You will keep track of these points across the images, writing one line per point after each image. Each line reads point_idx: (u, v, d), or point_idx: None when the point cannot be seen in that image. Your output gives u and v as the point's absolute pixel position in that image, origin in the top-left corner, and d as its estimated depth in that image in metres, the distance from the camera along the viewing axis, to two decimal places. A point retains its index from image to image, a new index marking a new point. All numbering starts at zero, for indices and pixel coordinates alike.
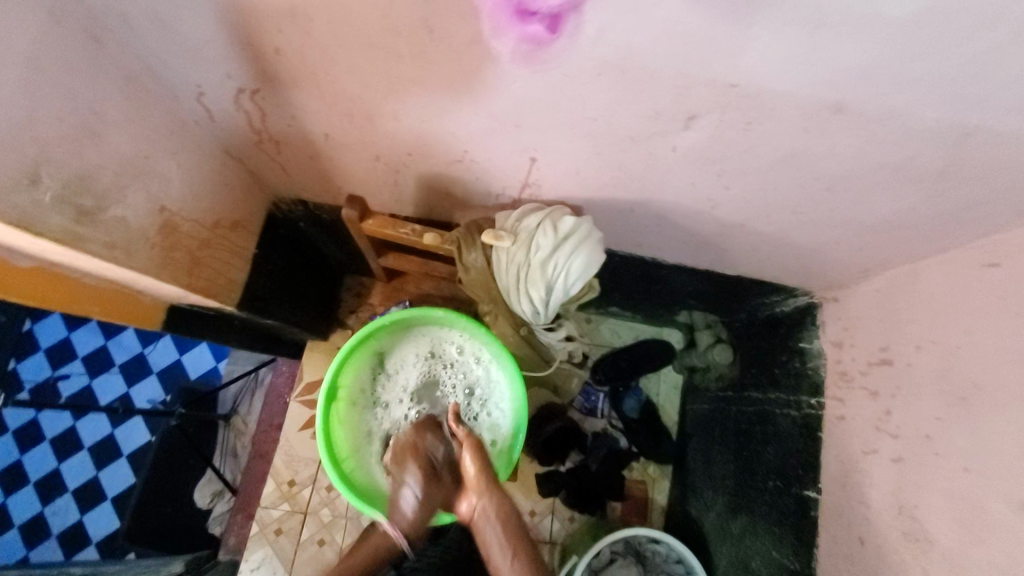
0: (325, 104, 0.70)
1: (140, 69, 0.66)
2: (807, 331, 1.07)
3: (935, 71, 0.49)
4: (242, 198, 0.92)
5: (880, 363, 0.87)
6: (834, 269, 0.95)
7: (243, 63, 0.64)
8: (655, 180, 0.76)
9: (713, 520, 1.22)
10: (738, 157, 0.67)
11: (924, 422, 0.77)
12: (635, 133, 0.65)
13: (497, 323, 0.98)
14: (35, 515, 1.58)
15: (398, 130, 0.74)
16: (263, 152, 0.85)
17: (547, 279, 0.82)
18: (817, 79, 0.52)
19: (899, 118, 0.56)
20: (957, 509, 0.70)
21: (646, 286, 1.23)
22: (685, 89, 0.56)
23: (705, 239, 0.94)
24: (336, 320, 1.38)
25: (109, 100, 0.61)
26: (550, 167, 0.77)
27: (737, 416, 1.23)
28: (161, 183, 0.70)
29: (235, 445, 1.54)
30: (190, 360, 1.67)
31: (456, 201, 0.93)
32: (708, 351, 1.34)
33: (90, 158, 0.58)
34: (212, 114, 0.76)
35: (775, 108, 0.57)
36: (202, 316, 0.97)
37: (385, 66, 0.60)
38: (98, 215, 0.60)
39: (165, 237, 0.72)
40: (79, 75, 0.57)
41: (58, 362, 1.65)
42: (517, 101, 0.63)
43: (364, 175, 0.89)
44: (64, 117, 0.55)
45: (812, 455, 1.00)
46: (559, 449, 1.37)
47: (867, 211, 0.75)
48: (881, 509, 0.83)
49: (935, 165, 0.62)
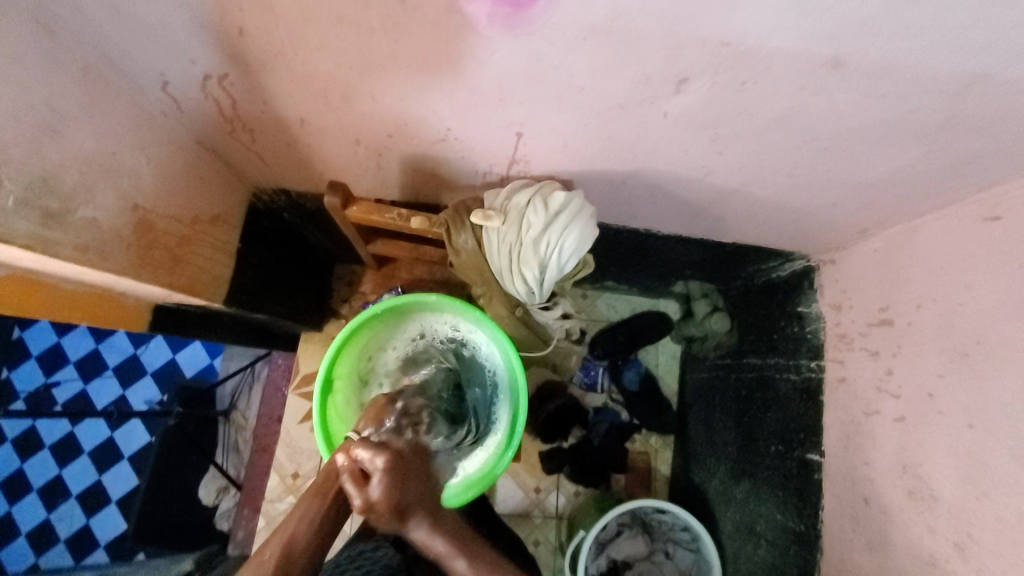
0: (297, 87, 0.67)
1: (97, 59, 0.62)
2: (805, 295, 1.06)
3: (938, 18, 0.46)
4: (221, 191, 0.89)
5: (880, 324, 0.86)
6: (831, 231, 0.93)
7: (205, 46, 0.60)
8: (647, 149, 0.74)
9: (717, 485, 1.23)
10: (732, 120, 0.65)
11: (927, 379, 0.76)
12: (625, 100, 0.62)
13: (492, 305, 0.96)
14: (40, 523, 1.57)
15: (377, 110, 0.71)
16: (238, 141, 0.82)
17: (540, 257, 0.78)
18: (814, 33, 0.49)
19: (898, 70, 0.53)
20: (961, 466, 0.69)
21: (640, 258, 1.22)
22: (676, 50, 0.53)
23: (700, 207, 0.92)
24: (329, 310, 1.35)
25: (67, 94, 0.57)
26: (537, 141, 0.74)
27: (737, 383, 1.23)
28: (132, 180, 0.67)
29: (236, 440, 1.51)
30: (185, 358, 1.64)
31: (442, 182, 0.90)
32: (705, 321, 1.32)
33: (51, 158, 0.55)
34: (179, 104, 0.72)
35: (769, 67, 0.54)
36: (190, 315, 0.94)
37: (358, 43, 0.57)
38: (65, 217, 0.57)
39: (141, 236, 0.69)
40: (32, 69, 0.53)
41: (50, 369, 1.62)
42: (501, 72, 0.59)
43: (346, 160, 0.86)
44: (18, 115, 0.51)
45: (813, 418, 1.00)
46: (560, 425, 1.37)
47: (865, 169, 0.73)
48: (885, 468, 0.83)
49: (934, 119, 0.60)
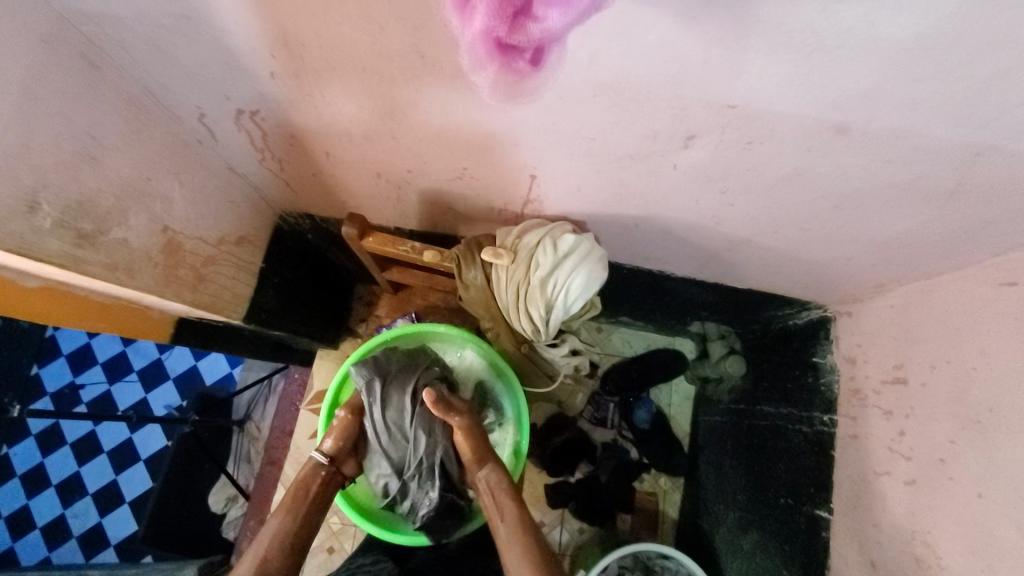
0: (322, 124, 0.71)
1: (138, 91, 0.67)
2: (820, 345, 1.05)
3: (943, 90, 0.47)
4: (248, 214, 0.93)
5: (894, 381, 0.84)
6: (847, 284, 0.92)
7: (239, 86, 0.65)
8: (658, 197, 0.75)
9: (724, 534, 1.19)
10: (741, 175, 0.65)
11: (938, 443, 0.74)
12: (634, 151, 0.64)
13: (499, 340, 0.96)
14: (55, 518, 1.61)
15: (396, 148, 0.74)
16: (266, 169, 0.86)
17: (546, 297, 0.80)
18: (819, 99, 0.50)
19: (906, 137, 0.53)
20: (968, 536, 0.67)
21: (655, 297, 1.22)
22: (682, 109, 0.55)
23: (714, 253, 0.92)
24: (346, 329, 1.38)
25: (108, 124, 0.61)
26: (550, 184, 0.76)
27: (751, 430, 1.19)
28: (164, 203, 0.71)
29: (249, 451, 1.57)
30: (206, 367, 1.71)
31: (459, 216, 0.93)
32: (721, 362, 1.32)
33: (89, 183, 0.59)
34: (213, 134, 0.77)
35: (775, 129, 0.55)
36: (211, 329, 0.97)
37: (380, 87, 0.60)
38: (98, 237, 0.61)
39: (168, 255, 0.73)
40: (78, 102, 0.58)
41: (78, 368, 1.69)
42: (513, 119, 0.61)
43: (367, 192, 0.89)
44: (62, 143, 0.55)
45: (825, 473, 0.97)
46: (567, 459, 1.35)
47: (878, 228, 0.73)
48: (893, 533, 0.80)
49: (946, 185, 0.60)
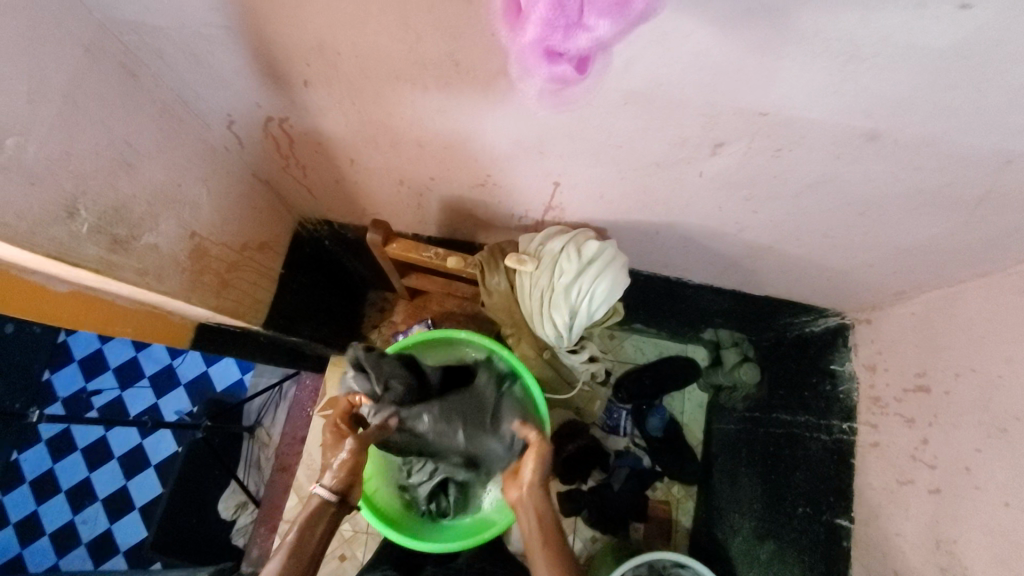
0: (350, 132, 0.71)
1: (171, 98, 0.67)
2: (838, 352, 1.04)
3: (975, 99, 0.47)
4: (269, 220, 0.93)
5: (916, 390, 0.84)
6: (866, 291, 0.92)
7: (270, 94, 0.65)
8: (681, 204, 0.75)
9: (740, 543, 1.18)
10: (767, 182, 0.66)
11: (963, 452, 0.73)
12: (661, 158, 0.64)
13: (520, 345, 0.97)
14: (66, 523, 1.61)
15: (422, 155, 0.74)
16: (289, 176, 0.87)
17: (571, 303, 0.80)
18: (851, 107, 0.51)
19: (937, 145, 0.53)
20: (996, 546, 0.66)
21: (670, 304, 1.22)
22: (712, 117, 0.55)
23: (733, 260, 0.92)
24: (360, 335, 1.39)
25: (142, 131, 0.62)
26: (573, 191, 0.77)
27: (766, 439, 1.19)
28: (192, 210, 0.71)
29: (259, 458, 1.57)
30: (217, 373, 1.71)
31: (479, 222, 0.93)
32: (735, 370, 1.29)
33: (124, 189, 0.60)
34: (240, 141, 0.77)
35: (805, 137, 0.56)
36: (228, 334, 0.98)
37: (411, 95, 0.60)
38: (131, 243, 0.62)
39: (195, 261, 0.73)
40: (115, 109, 0.58)
41: (91, 374, 1.70)
42: (542, 127, 0.62)
43: (388, 199, 0.90)
44: (99, 150, 0.56)
45: (844, 483, 0.97)
46: (580, 466, 1.35)
47: (902, 236, 0.73)
48: (917, 543, 0.80)
49: (973, 193, 0.60)
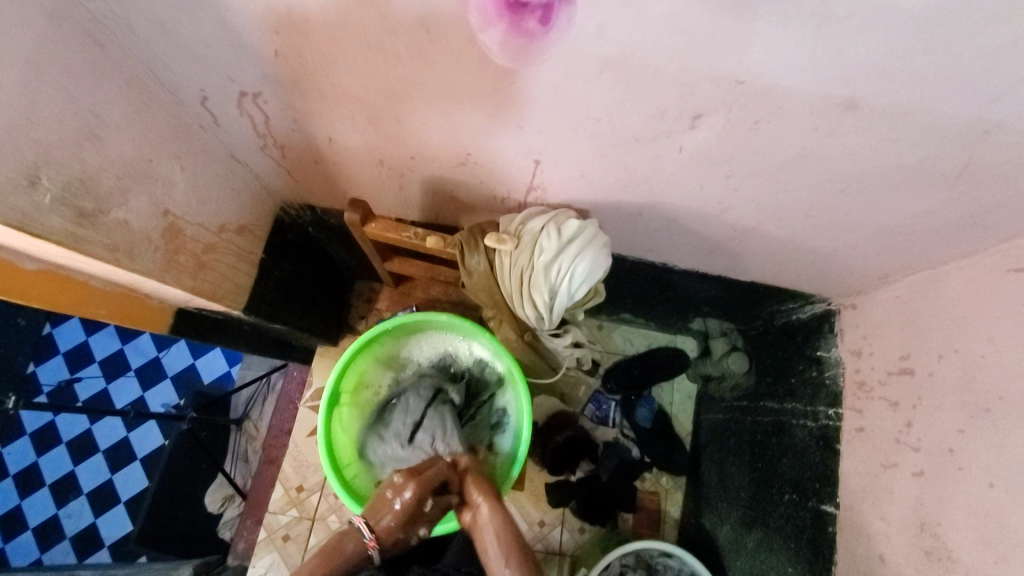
0: (326, 108, 0.70)
1: (141, 72, 0.66)
2: (824, 338, 1.04)
3: (952, 63, 0.46)
4: (249, 203, 0.92)
5: (900, 372, 0.83)
6: (851, 275, 0.92)
7: (243, 67, 0.64)
8: (663, 183, 0.74)
9: (728, 532, 1.18)
10: (747, 158, 0.65)
11: (947, 433, 0.73)
12: (640, 133, 0.64)
13: (502, 329, 0.95)
14: (49, 518, 1.59)
15: (400, 133, 0.73)
16: (268, 156, 0.86)
17: (550, 283, 0.79)
18: (827, 75, 0.50)
19: (915, 115, 0.53)
20: (980, 526, 0.66)
21: (657, 292, 1.21)
22: (689, 87, 0.54)
23: (717, 243, 0.91)
24: (346, 325, 1.37)
25: (111, 103, 0.61)
26: (553, 170, 0.76)
27: (753, 427, 1.18)
28: (165, 187, 0.70)
29: (247, 450, 1.55)
30: (204, 365, 1.69)
31: (462, 206, 0.92)
32: (723, 360, 1.30)
33: (90, 161, 0.58)
34: (216, 118, 0.76)
35: (782, 107, 0.55)
36: (211, 321, 0.97)
37: (385, 67, 0.59)
38: (99, 217, 0.60)
39: (169, 240, 0.72)
40: (81, 79, 0.57)
41: (76, 366, 1.68)
42: (520, 100, 0.61)
43: (369, 181, 0.89)
44: (64, 119, 0.55)
45: (829, 468, 0.95)
46: (568, 458, 1.34)
47: (885, 214, 0.72)
48: (902, 526, 0.79)
49: (953, 167, 0.59)
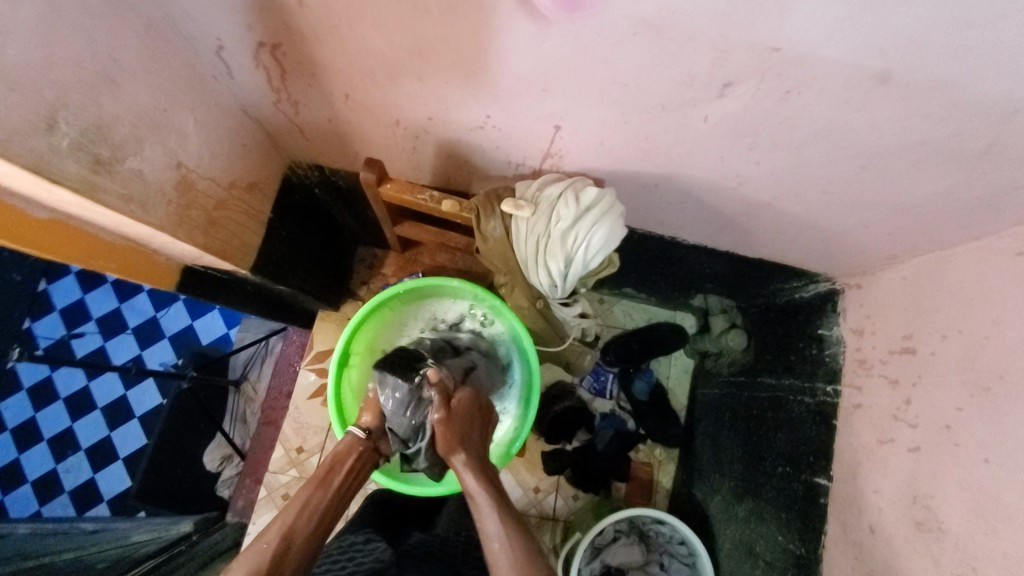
0: (344, 61, 0.68)
1: (156, 14, 0.64)
2: (826, 317, 1.04)
3: (994, 40, 0.46)
4: (258, 160, 0.90)
5: (902, 351, 0.84)
6: (859, 255, 0.92)
7: (260, 14, 0.63)
8: (682, 154, 0.74)
9: (719, 503, 1.21)
10: (773, 130, 0.65)
11: (946, 412, 0.74)
12: (667, 100, 0.63)
13: (514, 295, 0.99)
14: (47, 472, 1.60)
15: (420, 91, 0.72)
16: (281, 112, 0.84)
17: (566, 251, 0.80)
18: (868, 44, 0.49)
19: (948, 90, 0.53)
20: (972, 499, 0.67)
21: (663, 266, 1.22)
22: (724, 53, 0.54)
23: (730, 218, 0.91)
24: (349, 291, 1.37)
25: (127, 46, 0.59)
26: (573, 136, 0.75)
27: (748, 402, 1.20)
28: (178, 139, 0.69)
29: (245, 411, 1.54)
30: (202, 326, 1.69)
31: (476, 170, 0.91)
32: (723, 336, 1.31)
33: (107, 107, 0.57)
34: (230, 70, 0.74)
35: (816, 77, 0.55)
36: (216, 280, 0.96)
37: (412, 21, 0.58)
38: (115, 165, 0.59)
39: (182, 194, 0.71)
40: (99, 18, 0.55)
41: (73, 323, 1.67)
42: (547, 62, 0.60)
43: (383, 141, 0.88)
44: (82, 62, 0.53)
45: (823, 440, 0.97)
46: (565, 428, 1.36)
47: (903, 191, 0.72)
48: (895, 498, 0.80)
49: (979, 146, 0.59)
